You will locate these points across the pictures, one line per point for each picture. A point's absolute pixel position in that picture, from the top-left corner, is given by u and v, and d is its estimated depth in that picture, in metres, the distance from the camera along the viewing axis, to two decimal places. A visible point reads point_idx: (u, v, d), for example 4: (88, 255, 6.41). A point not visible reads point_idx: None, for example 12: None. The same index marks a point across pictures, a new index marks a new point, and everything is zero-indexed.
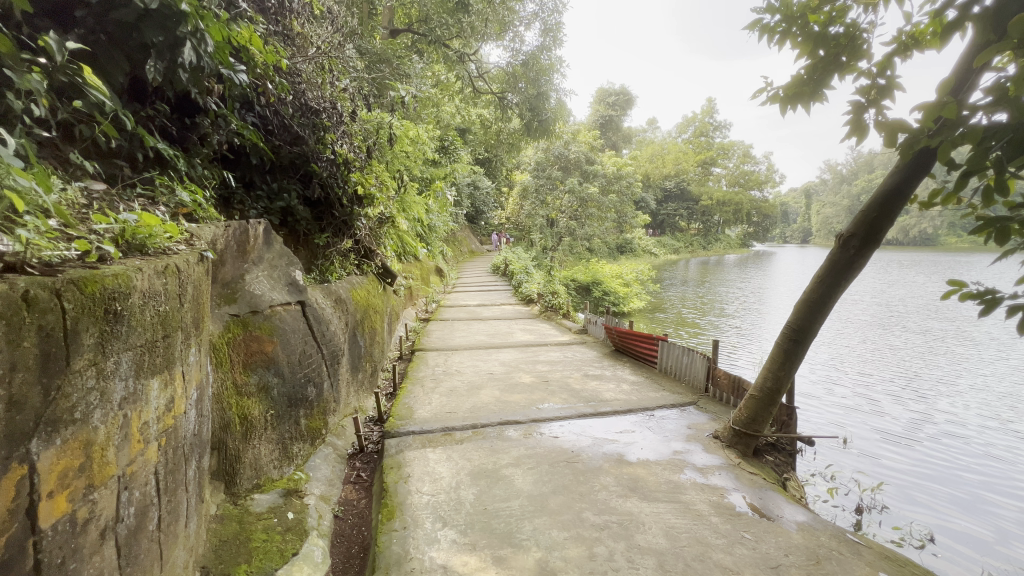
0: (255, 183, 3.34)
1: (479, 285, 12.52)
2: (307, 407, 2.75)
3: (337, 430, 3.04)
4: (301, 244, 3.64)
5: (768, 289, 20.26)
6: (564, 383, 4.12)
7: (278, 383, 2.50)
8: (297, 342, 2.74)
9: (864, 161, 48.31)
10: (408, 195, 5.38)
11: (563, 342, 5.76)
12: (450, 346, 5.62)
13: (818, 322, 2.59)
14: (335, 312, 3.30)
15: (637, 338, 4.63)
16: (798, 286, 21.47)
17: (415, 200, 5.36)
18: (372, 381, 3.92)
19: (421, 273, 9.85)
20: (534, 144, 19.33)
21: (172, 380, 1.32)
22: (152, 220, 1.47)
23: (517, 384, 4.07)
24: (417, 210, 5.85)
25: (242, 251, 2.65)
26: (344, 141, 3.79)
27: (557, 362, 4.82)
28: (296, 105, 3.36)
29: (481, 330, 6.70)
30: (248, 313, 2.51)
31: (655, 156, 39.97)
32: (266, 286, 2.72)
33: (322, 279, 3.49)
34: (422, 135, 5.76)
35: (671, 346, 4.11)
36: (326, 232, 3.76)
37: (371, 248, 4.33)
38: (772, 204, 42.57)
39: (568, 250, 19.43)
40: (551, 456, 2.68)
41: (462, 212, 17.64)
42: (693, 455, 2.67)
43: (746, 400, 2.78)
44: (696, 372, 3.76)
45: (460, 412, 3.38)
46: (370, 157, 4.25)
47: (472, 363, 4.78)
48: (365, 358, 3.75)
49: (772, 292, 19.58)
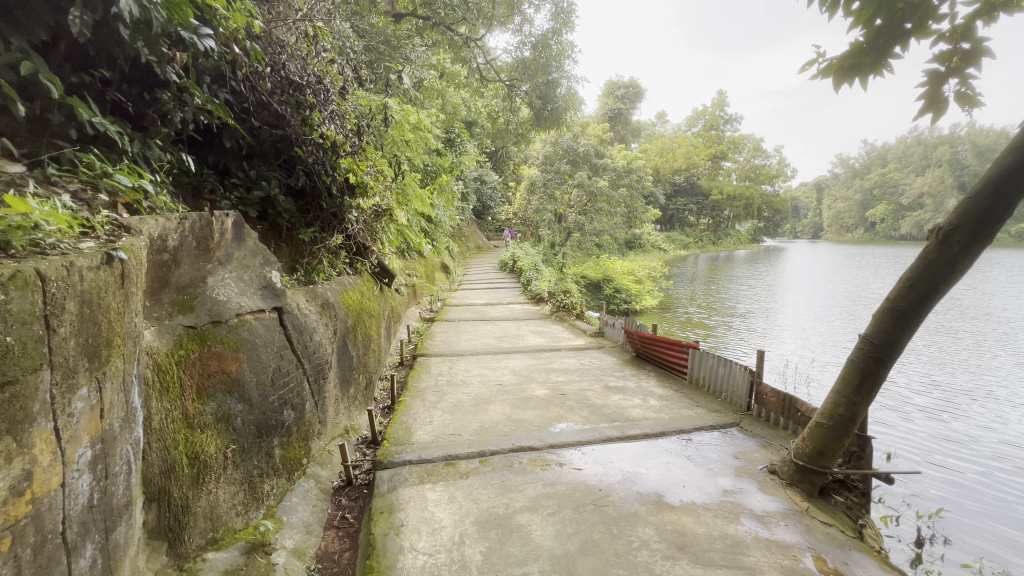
0: (230, 170, 2.91)
1: (486, 282, 12.08)
2: (282, 434, 2.31)
3: (321, 459, 2.60)
4: (284, 240, 3.18)
5: (784, 287, 19.59)
6: (583, 397, 3.64)
7: (244, 410, 2.06)
8: (270, 358, 2.29)
9: (877, 155, 47.30)
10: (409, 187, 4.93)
11: (577, 347, 5.28)
12: (455, 351, 5.18)
13: (907, 336, 2.09)
14: (320, 320, 2.85)
15: (663, 343, 4.17)
16: (814, 283, 20.78)
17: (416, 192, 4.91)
18: (366, 395, 3.47)
19: (425, 270, 9.44)
20: (542, 138, 18.81)
21: (21, 452, 0.90)
22: (15, 205, 1.01)
23: (529, 399, 3.59)
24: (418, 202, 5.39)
25: (203, 249, 2.20)
26: (336, 122, 3.30)
27: (572, 371, 4.36)
28: (275, 79, 2.88)
29: (488, 332, 6.25)
30: (208, 324, 2.08)
31: (665, 150, 39.29)
32: (234, 291, 2.28)
33: (307, 280, 3.04)
34: (424, 122, 5.27)
35: (705, 355, 3.65)
36: (313, 227, 3.31)
37: (367, 244, 3.85)
38: (784, 199, 41.80)
39: (577, 246, 18.95)
40: (575, 497, 2.21)
41: (469, 207, 17.24)
42: (748, 498, 2.19)
43: (810, 428, 2.31)
44: (736, 388, 3.29)
45: (466, 434, 2.92)
46: (365, 141, 3.77)
47: (479, 372, 4.32)
48: (357, 369, 3.31)
49: (788, 289, 18.94)
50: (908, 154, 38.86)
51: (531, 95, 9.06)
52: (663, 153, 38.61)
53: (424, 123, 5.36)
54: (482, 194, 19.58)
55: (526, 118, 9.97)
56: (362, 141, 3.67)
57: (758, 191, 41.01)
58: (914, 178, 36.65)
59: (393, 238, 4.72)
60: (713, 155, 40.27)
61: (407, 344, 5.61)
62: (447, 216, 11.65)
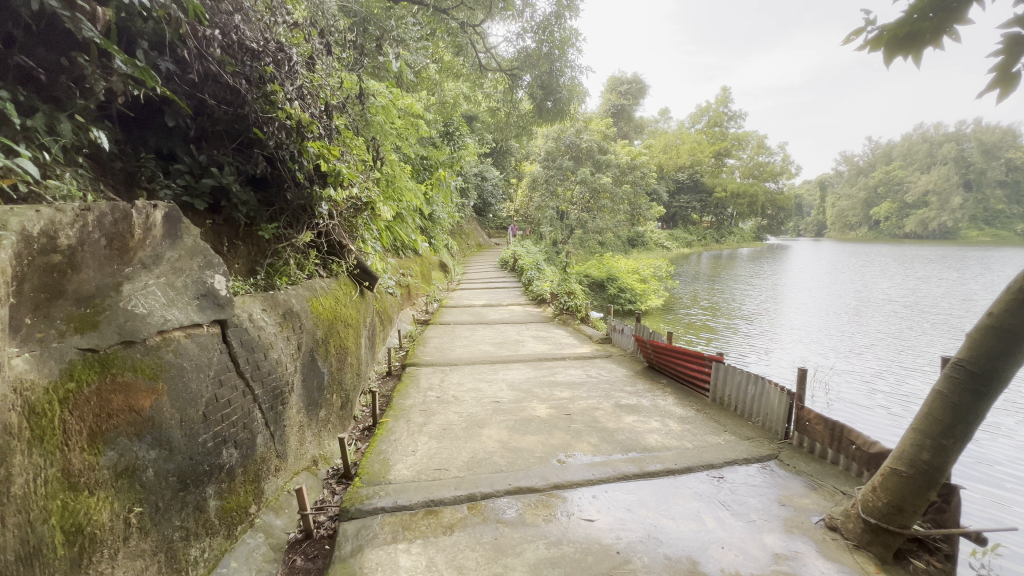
0: (174, 155, 2.44)
1: (485, 282, 11.66)
2: (221, 481, 1.85)
3: (276, 504, 2.16)
4: (241, 237, 2.70)
5: (790, 286, 19.13)
6: (591, 419, 3.16)
7: (159, 458, 1.60)
8: (201, 386, 1.82)
9: (882, 152, 46.84)
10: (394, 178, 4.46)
11: (583, 355, 4.81)
12: (449, 359, 4.73)
13: (1020, 363, 1.58)
14: (280, 333, 2.38)
15: (682, 355, 3.70)
16: (821, 282, 20.34)
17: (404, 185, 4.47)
18: (341, 417, 3.02)
19: (421, 269, 8.98)
20: (544, 133, 18.32)
21: None
22: None
23: (529, 421, 3.12)
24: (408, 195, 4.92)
25: (119, 247, 1.69)
26: (304, 101, 2.83)
27: (578, 384, 3.90)
28: (227, 45, 2.38)
29: (486, 337, 5.76)
30: (116, 345, 1.60)
31: (668, 146, 38.77)
32: (160, 301, 1.79)
33: (269, 286, 2.57)
34: (415, 107, 4.77)
35: (733, 371, 3.19)
36: (278, 222, 2.82)
37: (345, 240, 3.36)
38: (788, 197, 41.31)
39: (579, 244, 18.50)
40: (587, 564, 1.74)
41: (469, 204, 16.80)
42: (807, 568, 1.73)
43: (883, 475, 1.84)
44: (771, 410, 2.84)
45: (454, 469, 2.46)
46: (342, 124, 3.28)
47: (473, 386, 3.86)
48: (330, 388, 2.86)
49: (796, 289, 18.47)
50: (914, 151, 38.39)
51: (533, 84, 8.55)
52: (667, 150, 38.09)
53: (416, 107, 4.86)
54: (483, 190, 19.14)
55: (527, 110, 9.49)
56: (337, 124, 3.19)
57: (763, 188, 40.52)
58: (920, 175, 36.15)
59: (377, 235, 4.25)
60: (717, 152, 39.74)
61: (397, 352, 5.15)
62: (445, 212, 11.18)
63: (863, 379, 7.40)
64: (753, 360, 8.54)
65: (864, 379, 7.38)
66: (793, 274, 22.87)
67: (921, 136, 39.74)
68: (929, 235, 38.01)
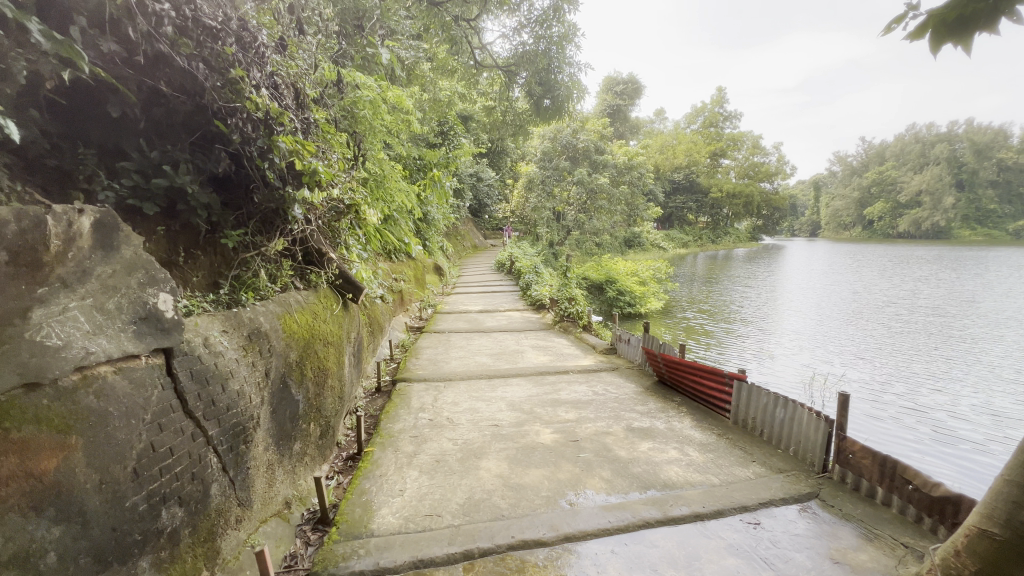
0: (120, 151, 2.07)
1: (481, 285, 11.32)
2: (158, 550, 1.50)
3: (235, 566, 1.81)
4: (201, 246, 2.33)
5: (789, 288, 18.92)
6: (602, 447, 2.82)
7: (67, 535, 1.25)
8: (130, 433, 1.46)
9: (875, 152, 47.06)
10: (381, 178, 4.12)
11: (587, 368, 4.48)
12: (443, 373, 4.39)
13: None
14: (242, 359, 2.04)
15: (699, 373, 3.38)
16: (820, 283, 20.16)
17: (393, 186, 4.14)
18: (320, 448, 2.67)
19: (415, 273, 8.64)
20: (540, 133, 18.02)
21: None
22: None
23: (532, 450, 2.78)
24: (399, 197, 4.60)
25: (31, 263, 1.32)
26: (275, 91, 2.48)
27: (585, 403, 3.57)
28: (180, 22, 2.02)
29: (483, 347, 5.41)
30: (17, 390, 1.22)
31: (665, 147, 38.58)
32: (85, 329, 1.42)
33: (233, 303, 2.22)
34: (406, 101, 4.42)
35: (760, 394, 2.87)
36: (246, 229, 2.45)
37: (326, 247, 2.99)
38: (784, 197, 41.32)
39: (576, 246, 18.22)
40: None
41: (464, 205, 16.47)
42: None
43: (971, 536, 1.52)
44: (806, 438, 2.53)
45: (448, 515, 2.12)
46: (320, 117, 2.94)
47: (470, 405, 3.52)
48: (307, 417, 2.52)
49: (795, 290, 18.27)
50: (908, 152, 38.54)
51: (530, 80, 8.21)
52: (664, 150, 37.91)
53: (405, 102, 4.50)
54: (479, 191, 18.82)
55: (523, 108, 9.17)
56: (315, 118, 2.85)
57: (759, 188, 40.50)
58: (915, 175, 36.25)
59: (363, 240, 3.89)
60: (713, 153, 39.63)
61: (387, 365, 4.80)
62: (439, 214, 10.85)
63: (875, 387, 7.13)
64: (759, 367, 8.26)
65: (875, 388, 7.11)
66: (791, 275, 22.75)
67: (915, 136, 39.88)
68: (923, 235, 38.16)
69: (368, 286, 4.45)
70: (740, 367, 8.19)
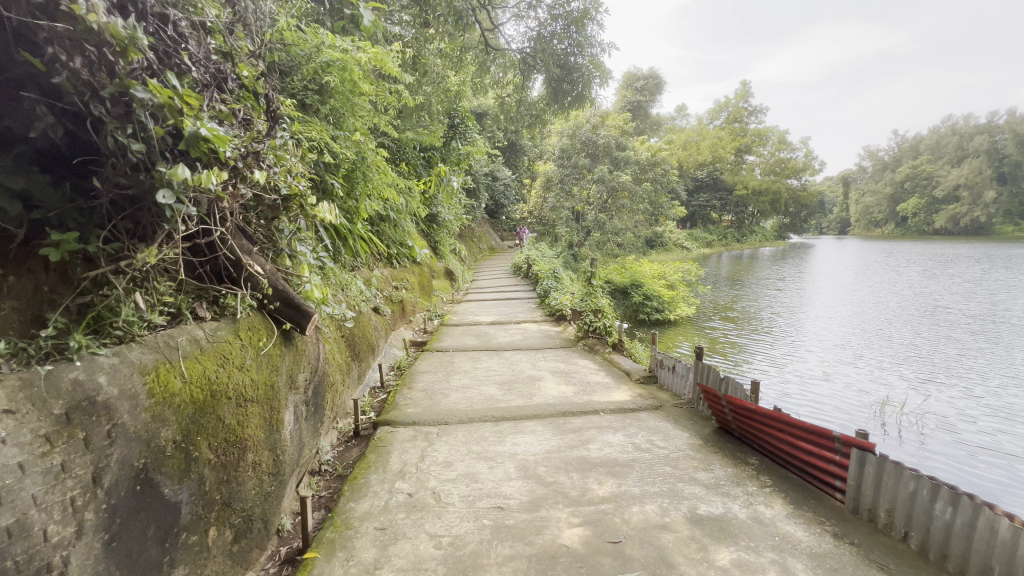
0: None
1: (496, 291, 10.49)
2: None
3: None
4: (13, 260, 1.42)
5: (825, 290, 17.60)
6: (658, 559, 1.85)
7: None
8: None
9: (909, 145, 44.80)
10: (337, 155, 3.31)
11: (622, 405, 3.49)
12: (439, 411, 3.50)
13: None
14: (28, 466, 1.12)
15: (796, 433, 2.38)
16: (858, 285, 18.74)
17: (340, 153, 3.32)
18: (231, 561, 1.76)
19: (421, 280, 7.83)
20: (559, 129, 17.12)
21: None
22: None
23: (551, 564, 1.83)
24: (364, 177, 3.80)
25: None
26: (146, 15, 1.56)
27: (624, 464, 2.62)
28: None
29: (492, 373, 4.45)
30: None
31: (688, 143, 37.22)
32: None
33: (47, 356, 1.29)
34: (392, 70, 3.58)
35: (909, 479, 1.87)
36: (101, 231, 1.52)
37: (253, 258, 2.05)
38: (813, 193, 39.55)
39: (597, 247, 17.28)
40: None
41: (479, 205, 15.73)
42: None
43: None
44: (1004, 567, 1.55)
45: None
46: (236, 70, 2.04)
47: (467, 469, 2.60)
48: (200, 522, 1.61)
49: (831, 293, 16.96)
50: (947, 144, 36.47)
51: (545, 53, 7.10)
52: (687, 146, 36.54)
53: (388, 69, 3.58)
54: (495, 191, 18.02)
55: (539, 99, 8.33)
56: (224, 66, 1.94)
57: (786, 185, 38.85)
58: (955, 169, 34.16)
59: (322, 249, 2.94)
60: (739, 148, 38.10)
61: (372, 401, 3.94)
62: (449, 214, 10.01)
63: (959, 419, 5.96)
64: (814, 388, 7.13)
65: (959, 420, 5.94)
66: (824, 276, 21.39)
67: (953, 128, 37.73)
68: (963, 231, 36.09)
69: (338, 304, 3.52)
70: (792, 389, 7.07)
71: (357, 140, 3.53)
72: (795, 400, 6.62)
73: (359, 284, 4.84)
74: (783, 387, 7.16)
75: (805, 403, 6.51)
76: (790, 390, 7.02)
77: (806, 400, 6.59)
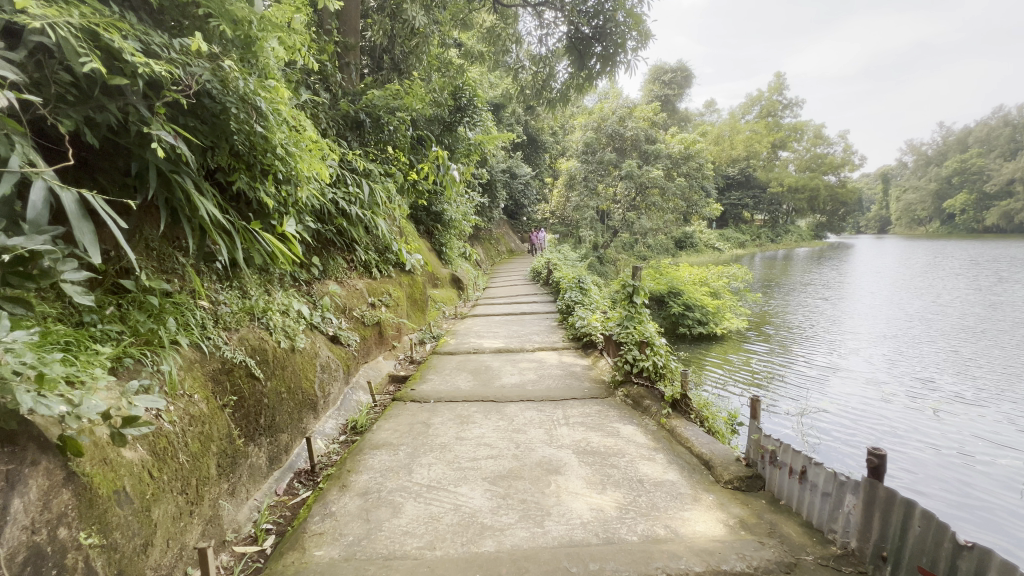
0: None
1: (510, 302, 8.97)
2: None
3: None
4: None
5: (880, 297, 15.48)
6: None
7: None
8: None
9: (957, 138, 41.41)
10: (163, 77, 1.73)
11: (715, 561, 1.80)
12: (369, 562, 1.88)
13: None
14: None
15: None
16: (918, 291, 16.50)
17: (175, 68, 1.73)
18: None
19: (415, 291, 6.36)
20: (582, 121, 15.47)
21: None
22: None
23: None
24: (250, 132, 2.25)
25: None
26: None
27: None
28: None
29: (483, 453, 2.81)
30: None
31: (720, 138, 34.94)
32: None
33: None
34: None
35: None
36: None
37: None
38: (854, 189, 36.61)
39: (624, 249, 15.61)
40: None
41: (494, 205, 14.26)
42: None
43: None
44: None
45: None
46: None
47: None
48: None
49: (890, 300, 14.85)
50: (1000, 135, 33.34)
51: (574, 5, 5.79)
52: (719, 141, 34.24)
53: None
54: (513, 190, 16.53)
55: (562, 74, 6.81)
56: None
57: (824, 181, 36.24)
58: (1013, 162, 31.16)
59: (58, 260, 1.36)
60: (774, 143, 35.67)
61: (275, 522, 2.38)
62: (456, 213, 8.48)
63: None
64: (934, 442, 5.26)
65: None
66: (873, 280, 19.18)
67: (1007, 119, 34.59)
68: (1018, 227, 32.82)
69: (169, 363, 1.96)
70: (903, 444, 5.23)
71: (212, 55, 1.98)
72: (915, 464, 4.78)
73: (288, 307, 3.33)
74: (889, 441, 5.32)
75: (929, 469, 4.69)
76: (901, 446, 5.18)
77: (931, 465, 4.76)
